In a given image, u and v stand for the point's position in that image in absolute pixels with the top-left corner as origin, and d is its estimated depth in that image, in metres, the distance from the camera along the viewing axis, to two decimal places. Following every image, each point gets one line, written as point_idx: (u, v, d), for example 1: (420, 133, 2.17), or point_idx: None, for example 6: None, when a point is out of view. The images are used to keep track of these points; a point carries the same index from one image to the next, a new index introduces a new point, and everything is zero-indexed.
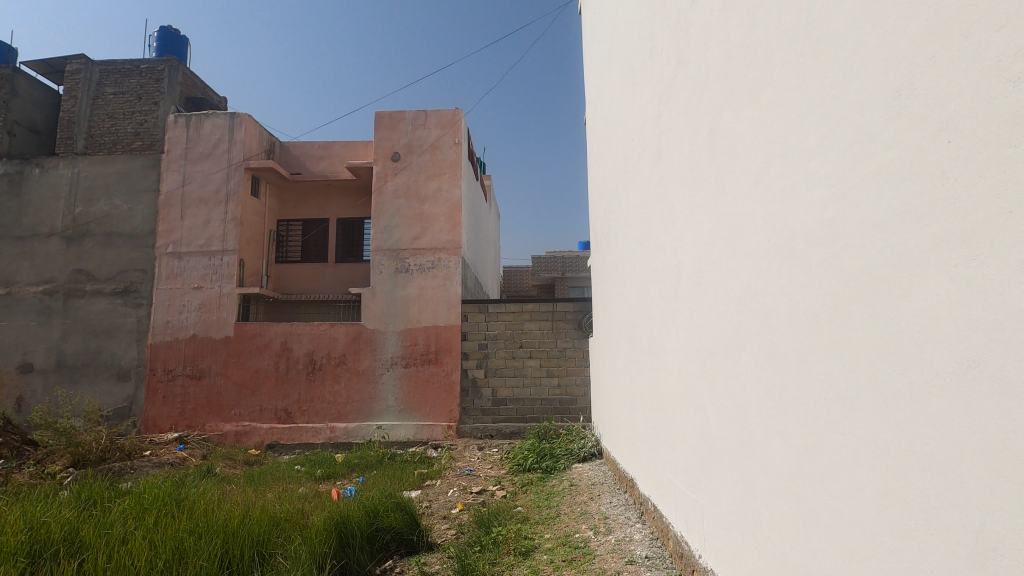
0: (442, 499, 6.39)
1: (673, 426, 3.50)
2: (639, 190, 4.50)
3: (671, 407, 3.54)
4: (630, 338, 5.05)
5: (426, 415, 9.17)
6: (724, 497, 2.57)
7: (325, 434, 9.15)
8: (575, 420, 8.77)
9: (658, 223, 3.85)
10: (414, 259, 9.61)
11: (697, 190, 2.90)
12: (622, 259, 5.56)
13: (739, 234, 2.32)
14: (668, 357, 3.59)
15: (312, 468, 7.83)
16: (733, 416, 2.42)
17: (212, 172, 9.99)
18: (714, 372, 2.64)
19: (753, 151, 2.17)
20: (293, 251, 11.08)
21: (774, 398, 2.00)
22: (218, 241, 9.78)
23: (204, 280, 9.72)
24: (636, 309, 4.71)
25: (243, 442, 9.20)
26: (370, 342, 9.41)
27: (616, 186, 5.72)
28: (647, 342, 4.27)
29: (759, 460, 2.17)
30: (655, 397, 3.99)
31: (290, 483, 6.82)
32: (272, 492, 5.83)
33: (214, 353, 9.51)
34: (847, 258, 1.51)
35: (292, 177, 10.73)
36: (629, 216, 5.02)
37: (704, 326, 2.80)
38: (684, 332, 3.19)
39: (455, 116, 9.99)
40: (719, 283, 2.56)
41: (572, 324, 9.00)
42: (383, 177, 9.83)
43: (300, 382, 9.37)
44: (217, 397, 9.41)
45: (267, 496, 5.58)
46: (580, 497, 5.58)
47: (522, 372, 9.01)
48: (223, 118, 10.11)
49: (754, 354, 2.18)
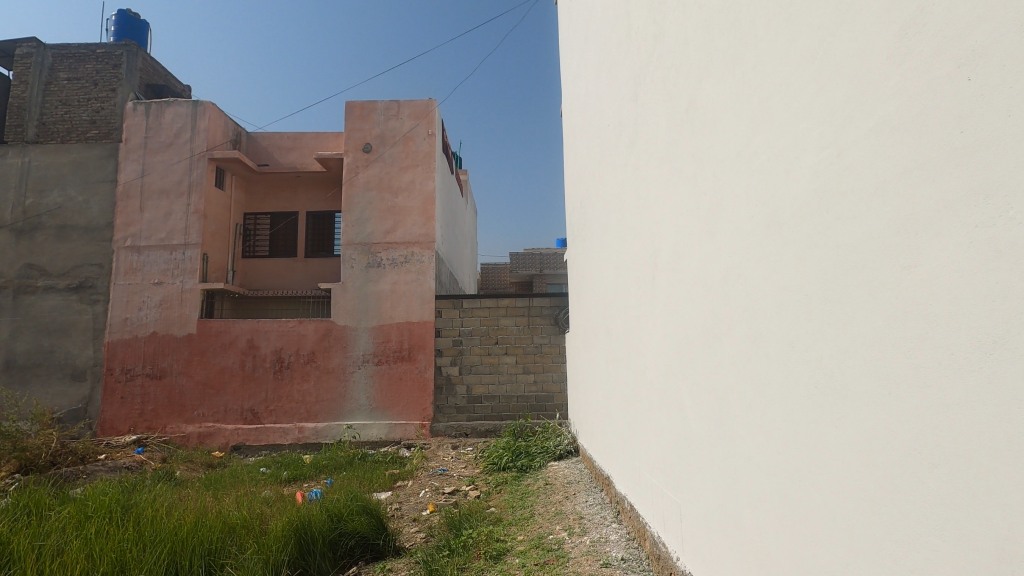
0: (413, 500, 6.16)
1: (651, 422, 3.34)
2: (615, 177, 4.32)
3: (648, 402, 3.37)
4: (605, 332, 4.88)
5: (399, 414, 8.90)
6: (704, 498, 2.42)
7: (294, 435, 8.83)
8: (552, 417, 8.61)
9: (634, 210, 3.70)
10: (387, 254, 9.33)
11: (676, 169, 2.72)
12: (597, 249, 5.39)
13: (720, 213, 2.15)
14: (645, 349, 3.42)
15: (278, 470, 7.51)
16: (714, 410, 2.26)
17: (174, 163, 9.57)
18: (694, 363, 2.48)
19: (735, 122, 2.01)
20: (261, 245, 10.69)
21: (758, 390, 1.84)
22: (180, 234, 9.38)
23: (165, 275, 9.30)
24: (612, 301, 4.54)
25: (207, 444, 8.82)
26: (341, 339, 9.10)
27: (591, 176, 5.54)
28: (623, 334, 4.12)
29: (741, 458, 2.01)
30: (632, 391, 3.82)
31: (253, 487, 6.51)
32: (230, 498, 5.51)
33: (176, 352, 9.09)
34: (843, 230, 1.35)
35: (260, 169, 10.34)
36: (605, 205, 4.84)
37: (683, 316, 2.64)
38: (662, 323, 3.03)
39: (428, 107, 9.72)
40: (699, 269, 2.39)
41: (548, 319, 8.83)
42: (354, 169, 9.52)
43: (267, 381, 9.01)
44: (179, 397, 8.99)
45: (225, 501, 5.29)
46: (556, 496, 5.41)
47: (498, 369, 8.81)
48: (186, 107, 9.70)
49: (737, 342, 2.01)
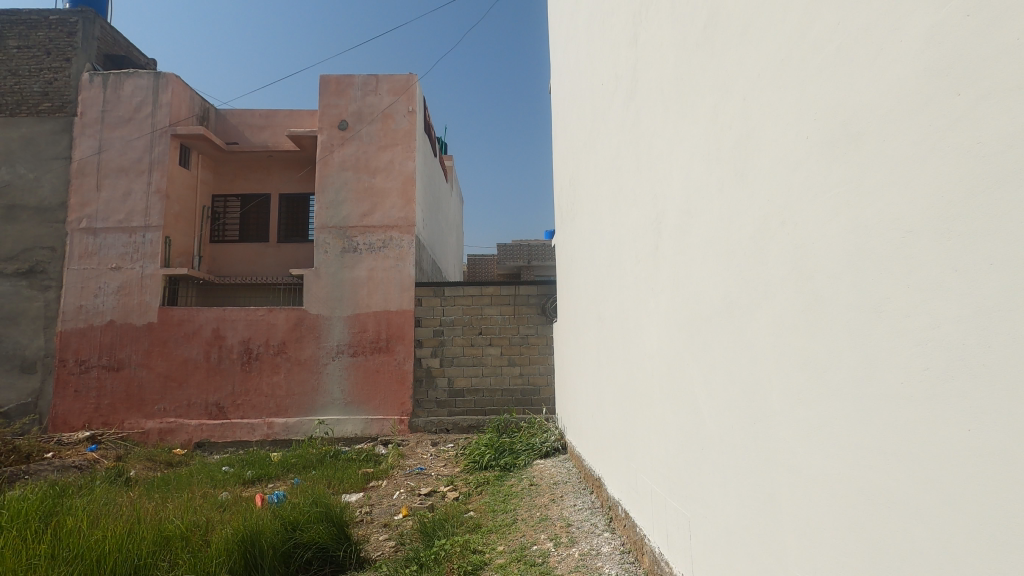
0: (386, 503, 5.64)
1: (651, 418, 2.85)
2: (610, 140, 3.81)
3: (648, 396, 2.87)
4: (597, 319, 4.38)
5: (376, 409, 8.35)
6: (723, 516, 1.93)
7: (262, 430, 8.25)
8: (538, 412, 8.14)
9: (632, 173, 3.19)
10: (363, 238, 8.75)
11: (689, 107, 2.20)
12: (588, 228, 4.90)
13: (753, 146, 1.65)
14: (646, 334, 2.91)
15: (242, 470, 6.95)
16: (739, 405, 1.78)
17: (134, 139, 8.89)
18: (710, 345, 1.99)
19: (776, 19, 1.51)
20: (231, 230, 10.05)
21: (813, 376, 1.35)
22: (139, 215, 8.71)
23: (123, 259, 8.62)
24: (606, 283, 4.03)
25: (168, 441, 8.23)
26: (313, 329, 8.52)
27: (583, 147, 5.00)
28: (618, 320, 3.62)
29: (781, 468, 1.52)
30: (629, 383, 3.30)
31: (208, 490, 5.94)
32: (177, 502, 4.95)
33: (135, 342, 8.44)
34: (988, 119, 0.87)
35: (228, 147, 9.68)
36: (598, 176, 4.34)
37: (695, 289, 2.14)
38: (667, 300, 2.53)
39: (409, 82, 9.12)
40: (718, 227, 1.90)
41: (535, 308, 8.32)
42: (329, 147, 8.92)
43: (233, 373, 8.40)
44: (138, 391, 8.36)
45: (171, 506, 4.72)
46: (541, 498, 4.93)
47: (481, 361, 8.29)
48: (147, 79, 9.01)
49: (776, 313, 1.52)
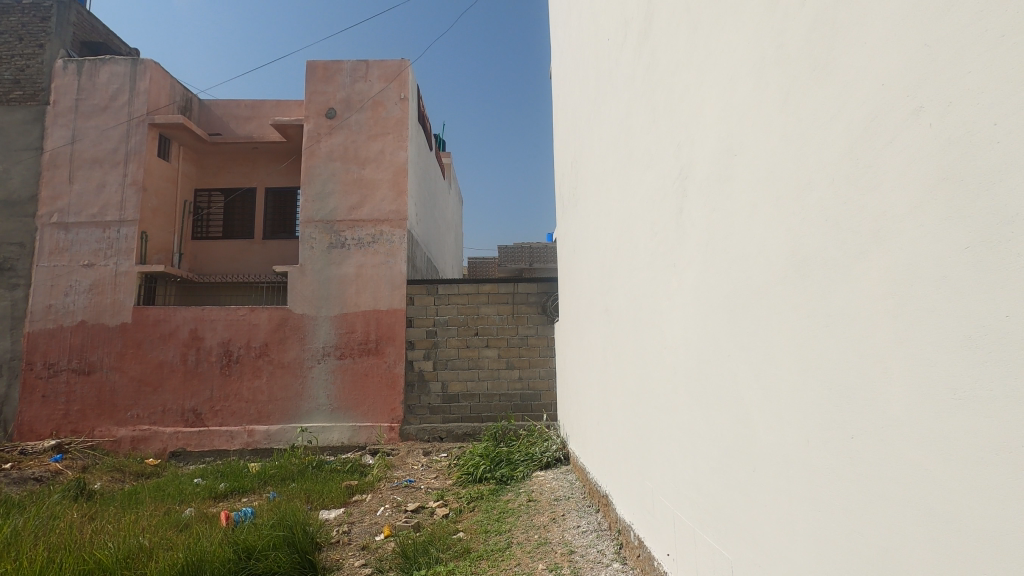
0: (367, 521, 5.05)
1: (674, 429, 2.26)
2: (618, 100, 3.26)
3: (672, 400, 2.28)
4: (603, 312, 3.82)
5: (365, 415, 7.76)
6: (791, 568, 1.36)
7: (242, 439, 7.68)
8: (538, 418, 7.55)
9: (646, 128, 2.64)
10: (352, 233, 8.20)
11: (730, 11, 1.66)
12: (592, 210, 4.33)
13: (844, 19, 1.10)
14: (668, 322, 2.33)
15: (214, 482, 6.38)
16: (821, 410, 1.20)
17: (108, 128, 8.37)
18: (769, 325, 1.42)
19: None
20: (214, 226, 9.53)
21: (990, 358, 0.80)
22: (114, 209, 8.20)
23: (96, 255, 8.10)
24: (614, 270, 3.44)
25: (141, 450, 7.67)
26: (298, 329, 7.95)
27: (586, 121, 4.43)
28: (629, 310, 3.04)
29: (910, 511, 0.96)
30: (644, 385, 2.72)
31: (172, 506, 5.39)
32: (125, 523, 4.40)
33: (107, 344, 7.90)
34: None
35: (210, 139, 9.17)
36: (603, 148, 3.78)
37: (742, 250, 1.57)
38: (696, 273, 1.96)
39: (401, 68, 8.59)
40: (784, 153, 1.33)
41: (535, 308, 7.74)
42: (315, 136, 8.39)
43: (212, 377, 7.84)
44: (110, 396, 7.80)
45: (116, 527, 4.14)
46: (540, 517, 4.35)
47: (477, 364, 7.71)
48: (124, 65, 8.52)
49: (902, 264, 0.95)
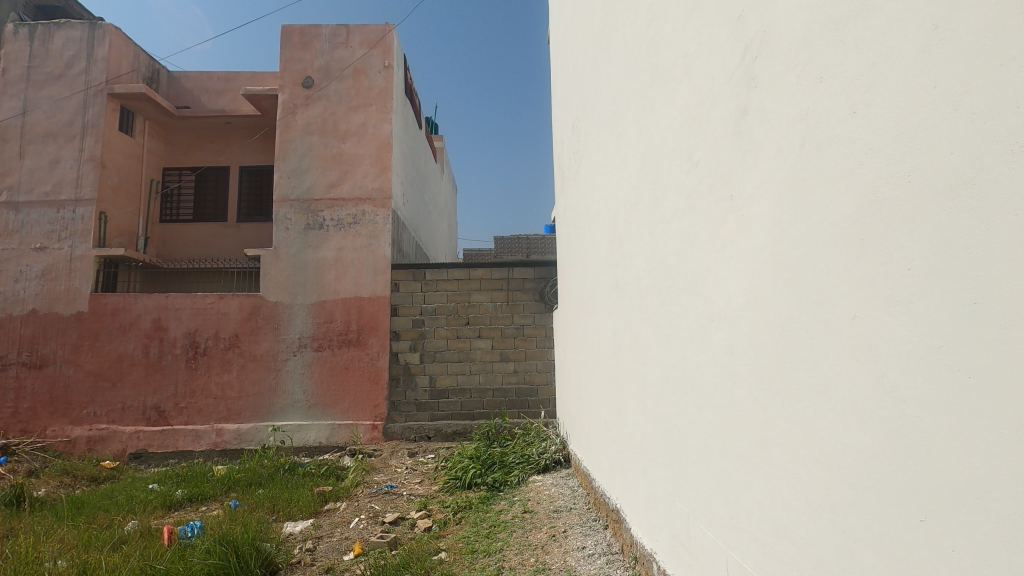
0: (337, 535, 4.34)
1: (728, 435, 1.58)
2: (636, 12, 2.57)
3: (724, 393, 1.60)
4: (614, 287, 3.14)
5: (345, 413, 7.07)
6: None
7: (209, 439, 6.99)
8: (535, 416, 6.87)
9: (681, 24, 1.96)
10: (331, 213, 7.48)
11: None
12: (598, 168, 3.64)
13: None
14: (716, 284, 1.64)
15: (171, 488, 5.67)
16: None
17: (63, 98, 7.62)
18: (992, 246, 0.74)
19: None
20: (184, 208, 8.79)
21: None
22: (69, 187, 7.46)
23: (49, 237, 7.37)
24: (630, 233, 2.75)
25: (98, 451, 6.97)
26: (271, 319, 7.24)
27: (592, 64, 3.68)
28: (652, 279, 2.36)
29: None
30: (675, 375, 2.04)
31: (113, 518, 4.68)
32: (36, 550, 3.66)
33: (61, 335, 7.18)
34: None
35: (178, 112, 8.42)
36: (614, 86, 3.09)
37: (908, 121, 0.88)
38: (777, 199, 1.27)
39: (385, 33, 7.86)
40: None
41: (532, 295, 7.05)
42: (291, 107, 7.66)
43: (176, 372, 7.12)
44: (64, 392, 7.10)
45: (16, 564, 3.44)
46: (539, 533, 3.68)
47: (468, 356, 7.03)
48: (81, 30, 7.75)
49: None
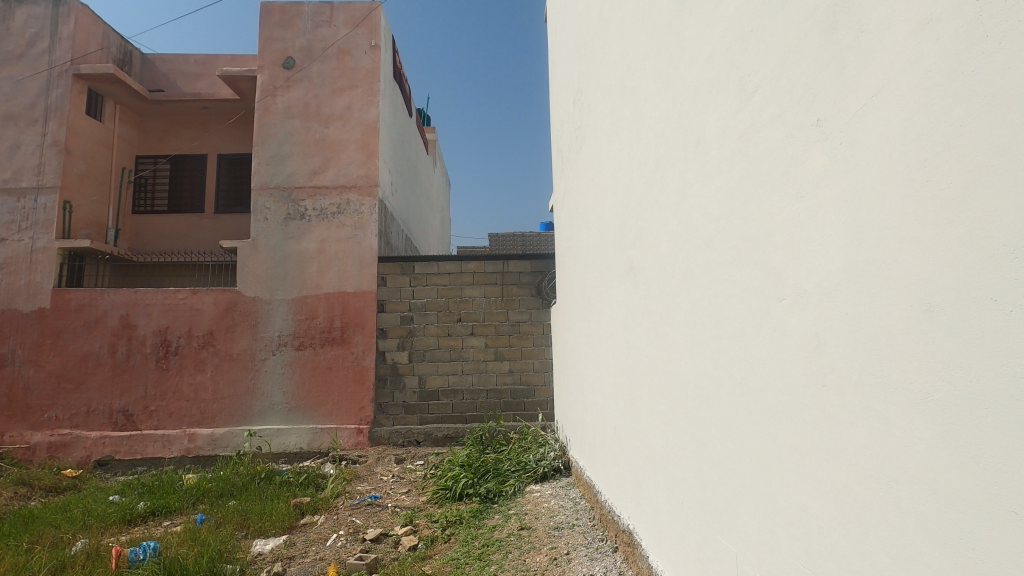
0: (311, 555, 3.86)
1: (810, 460, 1.13)
2: None
3: (802, 401, 1.15)
4: (628, 273, 2.69)
5: (327, 416, 6.58)
6: None
7: (181, 444, 6.49)
8: (532, 419, 6.42)
9: None
10: (313, 202, 6.99)
11: None
12: (606, 139, 3.19)
13: None
14: (788, 250, 1.20)
15: (134, 500, 5.17)
16: None
17: (25, 80, 7.11)
18: None
19: None
20: (159, 199, 8.28)
21: None
22: (30, 174, 6.94)
23: (8, 228, 6.85)
24: (649, 204, 2.29)
25: (60, 459, 6.45)
26: (248, 315, 6.73)
27: (600, 22, 3.21)
28: (681, 256, 1.90)
29: None
30: (716, 377, 1.59)
31: (61, 536, 4.19)
32: None
33: (21, 333, 6.66)
34: None
35: (151, 96, 7.92)
36: (626, 37, 2.64)
37: None
38: (923, 100, 0.83)
39: (371, 11, 7.37)
40: None
41: (528, 290, 6.59)
42: (271, 90, 7.17)
43: (146, 372, 6.61)
44: (24, 395, 6.59)
45: None
46: (537, 556, 3.22)
47: (460, 355, 6.56)
48: (44, 7, 7.22)
49: None
